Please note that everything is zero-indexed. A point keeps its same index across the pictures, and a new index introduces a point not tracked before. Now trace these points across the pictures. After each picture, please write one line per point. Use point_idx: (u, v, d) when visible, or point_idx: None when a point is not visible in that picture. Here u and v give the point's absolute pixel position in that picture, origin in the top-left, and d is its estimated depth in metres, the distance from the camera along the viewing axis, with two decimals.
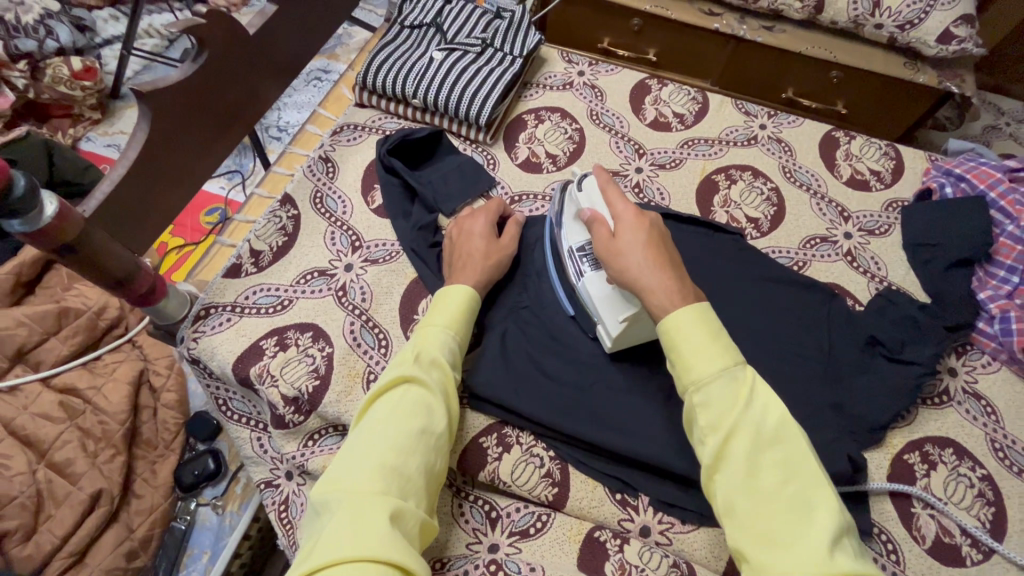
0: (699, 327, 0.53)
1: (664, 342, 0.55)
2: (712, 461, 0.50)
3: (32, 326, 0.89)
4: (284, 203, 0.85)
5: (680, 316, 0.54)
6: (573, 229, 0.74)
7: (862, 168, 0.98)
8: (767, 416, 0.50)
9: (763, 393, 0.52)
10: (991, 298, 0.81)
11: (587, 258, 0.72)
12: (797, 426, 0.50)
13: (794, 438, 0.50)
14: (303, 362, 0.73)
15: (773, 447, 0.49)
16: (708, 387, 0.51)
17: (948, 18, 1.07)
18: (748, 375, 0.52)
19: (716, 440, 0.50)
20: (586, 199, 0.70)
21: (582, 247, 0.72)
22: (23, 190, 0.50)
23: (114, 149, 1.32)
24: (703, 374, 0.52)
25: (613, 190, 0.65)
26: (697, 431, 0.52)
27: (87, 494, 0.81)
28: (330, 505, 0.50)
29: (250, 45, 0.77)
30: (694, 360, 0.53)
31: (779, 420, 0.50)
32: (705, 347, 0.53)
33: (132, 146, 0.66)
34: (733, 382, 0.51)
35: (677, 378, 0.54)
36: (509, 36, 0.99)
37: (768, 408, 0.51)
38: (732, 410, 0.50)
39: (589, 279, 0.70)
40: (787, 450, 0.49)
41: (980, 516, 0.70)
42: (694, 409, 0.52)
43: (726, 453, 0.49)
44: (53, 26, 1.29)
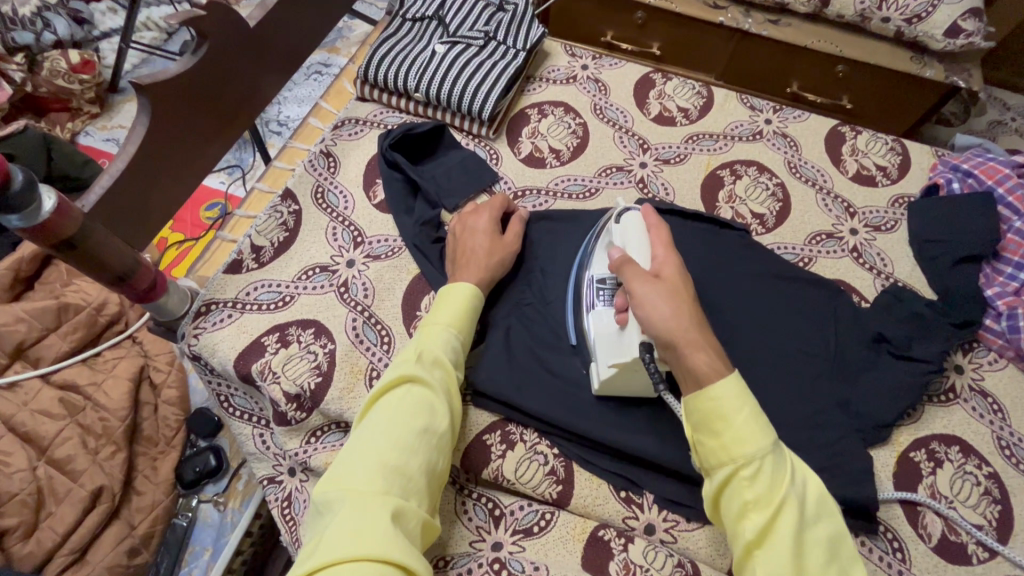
0: (743, 401, 0.52)
1: (702, 412, 0.53)
2: (756, 539, 0.48)
3: (32, 322, 0.89)
4: (285, 199, 0.85)
5: (724, 387, 0.52)
6: (599, 260, 0.73)
7: (868, 163, 0.97)
8: (806, 493, 0.50)
9: (799, 470, 0.51)
10: (998, 295, 0.80)
11: (604, 294, 0.70)
12: (831, 503, 0.51)
13: (830, 515, 0.50)
14: (304, 359, 0.72)
15: (813, 524, 0.49)
16: (759, 462, 0.49)
17: (956, 11, 1.06)
18: (786, 452, 0.51)
19: (764, 517, 0.48)
20: (620, 234, 0.69)
21: (603, 279, 0.71)
22: (21, 186, 0.49)
23: (113, 143, 1.31)
24: (753, 449, 0.50)
25: (661, 236, 0.66)
26: (734, 506, 0.50)
27: (88, 491, 0.80)
28: (332, 503, 0.49)
29: (251, 38, 0.76)
30: (743, 434, 0.51)
31: (815, 497, 0.51)
32: (751, 420, 0.51)
33: (132, 139, 0.65)
34: (780, 461, 0.50)
35: (714, 449, 0.52)
36: (512, 29, 0.98)
37: (806, 485, 0.51)
38: (781, 487, 0.49)
39: (595, 316, 0.69)
40: (824, 527, 0.49)
41: (987, 514, 0.70)
42: (734, 481, 0.50)
43: (772, 530, 0.48)
44: (50, 18, 1.28)
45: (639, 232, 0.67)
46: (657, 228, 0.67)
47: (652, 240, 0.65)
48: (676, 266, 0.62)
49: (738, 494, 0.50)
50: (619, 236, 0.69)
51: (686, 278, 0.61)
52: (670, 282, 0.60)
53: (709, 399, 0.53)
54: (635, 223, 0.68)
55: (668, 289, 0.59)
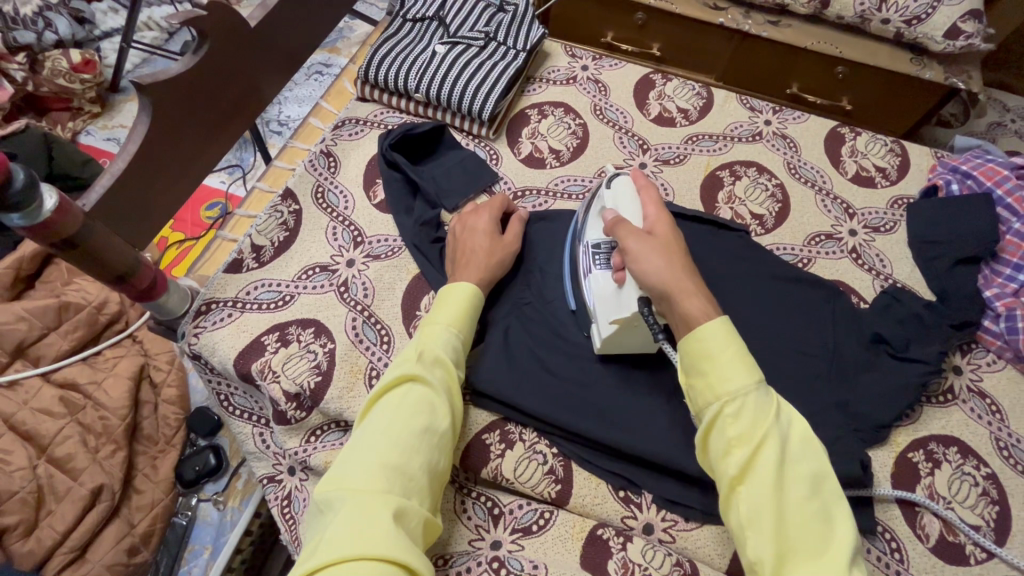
0: (729, 342, 0.52)
1: (690, 353, 0.54)
2: (738, 473, 0.48)
3: (32, 321, 0.89)
4: (285, 199, 0.85)
5: (710, 328, 0.53)
6: (593, 227, 0.73)
7: (868, 164, 0.97)
8: (792, 432, 0.50)
9: (785, 409, 0.52)
10: (998, 296, 0.80)
11: (600, 258, 0.70)
12: (818, 442, 0.51)
13: (816, 453, 0.50)
14: (304, 359, 0.72)
15: (797, 460, 0.49)
16: (742, 400, 0.50)
17: (956, 13, 1.06)
18: (772, 392, 0.52)
19: (746, 452, 0.49)
20: (612, 197, 0.70)
21: (597, 244, 0.71)
22: (23, 183, 0.49)
23: (114, 143, 1.31)
24: (737, 387, 0.50)
25: (651, 196, 0.67)
26: (718, 444, 0.51)
27: (88, 490, 0.81)
28: (333, 503, 0.49)
29: (252, 38, 0.76)
30: (727, 372, 0.51)
31: (800, 436, 0.50)
32: (737, 360, 0.52)
33: (133, 139, 0.65)
34: (765, 399, 0.50)
35: (702, 389, 0.53)
36: (512, 30, 0.99)
37: (791, 423, 0.51)
38: (764, 423, 0.49)
39: (593, 279, 0.70)
40: (808, 463, 0.49)
41: (985, 515, 0.70)
42: (719, 419, 0.51)
43: (754, 465, 0.48)
44: (52, 18, 1.28)
45: (630, 195, 0.68)
46: (647, 189, 0.68)
47: (644, 200, 0.66)
48: (668, 225, 0.63)
49: (723, 431, 0.50)
50: (612, 199, 0.70)
51: (677, 233, 0.63)
52: (661, 238, 0.62)
53: (696, 340, 0.53)
54: (626, 187, 0.69)
55: (659, 244, 0.61)
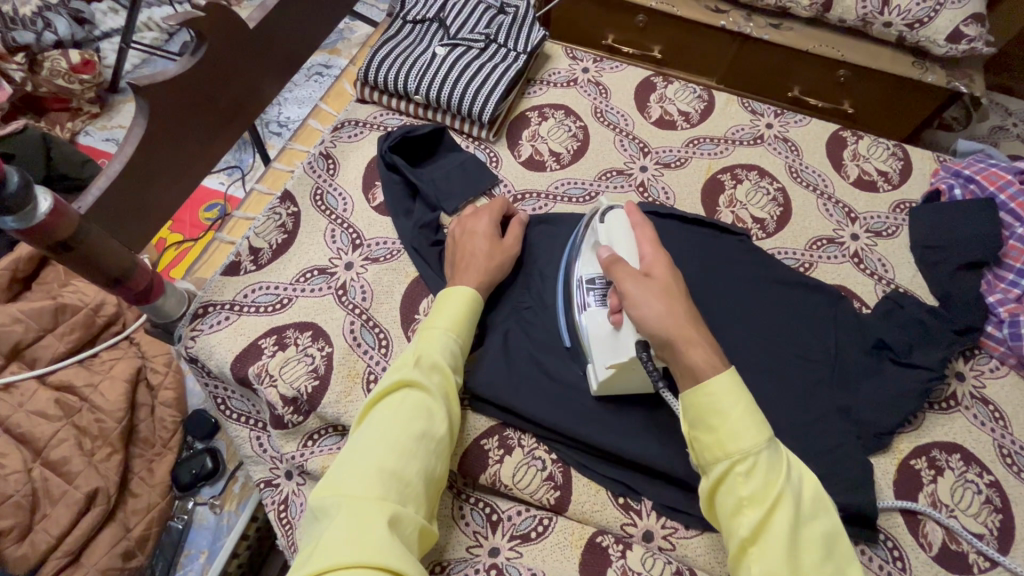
0: (737, 396, 0.52)
1: (697, 406, 0.53)
2: (751, 535, 0.48)
3: (28, 322, 0.88)
4: (284, 200, 0.84)
5: (717, 381, 0.52)
6: (586, 260, 0.72)
7: (870, 168, 0.96)
8: (804, 490, 0.50)
9: (796, 466, 0.51)
10: (1000, 302, 0.79)
11: (595, 293, 0.69)
12: (828, 501, 0.50)
13: (828, 513, 0.49)
14: (302, 362, 0.72)
15: (810, 521, 0.48)
16: (753, 457, 0.49)
17: (959, 16, 1.06)
18: (781, 448, 0.51)
19: (759, 513, 0.48)
20: (606, 232, 0.69)
21: (593, 279, 0.70)
22: (17, 187, 0.49)
23: (113, 143, 1.31)
24: (747, 444, 0.50)
25: (646, 233, 0.66)
26: (729, 502, 0.50)
27: (83, 493, 0.80)
28: (328, 509, 0.49)
29: (250, 38, 0.75)
30: (737, 429, 0.50)
31: (812, 494, 0.50)
32: (746, 415, 0.51)
33: (129, 141, 0.65)
34: (775, 456, 0.50)
35: (710, 444, 0.52)
36: (513, 32, 0.98)
37: (802, 482, 0.50)
38: (776, 482, 0.48)
39: (588, 315, 0.68)
40: (821, 524, 0.48)
41: (988, 524, 0.69)
42: (729, 477, 0.50)
43: (767, 526, 0.47)
44: (51, 18, 1.28)
45: (625, 231, 0.67)
46: (642, 225, 0.67)
47: (639, 238, 0.65)
48: (666, 265, 0.62)
49: (734, 490, 0.49)
50: (605, 234, 0.69)
51: (676, 274, 0.62)
52: (660, 281, 0.61)
53: (703, 393, 0.53)
54: (619, 222, 0.69)
55: (658, 287, 0.60)
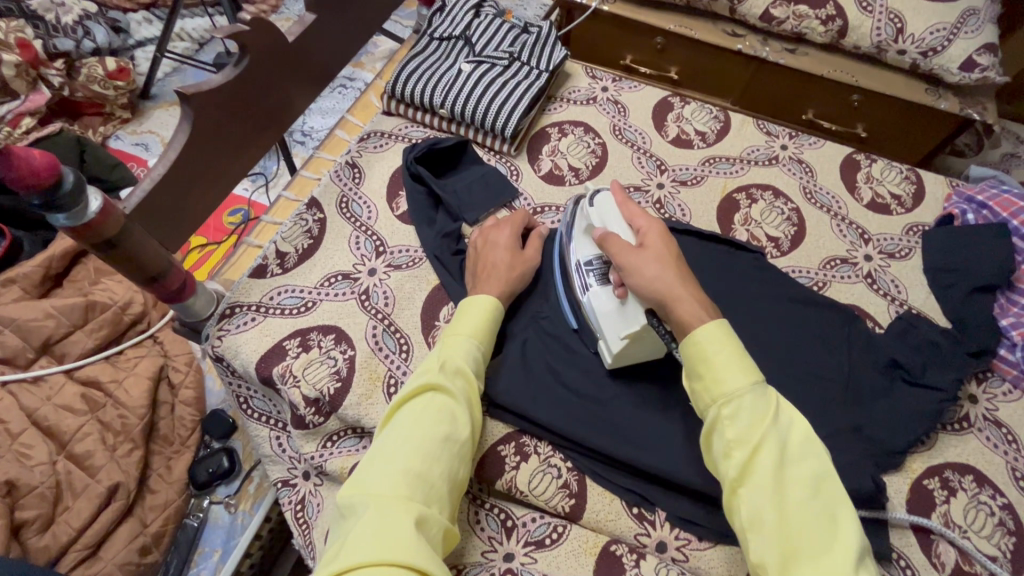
0: (725, 343, 0.53)
1: (688, 355, 0.55)
2: (737, 475, 0.49)
3: (60, 318, 0.91)
4: (311, 206, 0.87)
5: (706, 330, 0.54)
6: (581, 244, 0.75)
7: (883, 192, 0.98)
8: (791, 432, 0.51)
9: (786, 409, 0.52)
10: (1014, 325, 0.80)
11: (595, 274, 0.71)
12: (818, 442, 0.51)
13: (817, 454, 0.50)
14: (325, 364, 0.73)
15: (797, 462, 0.50)
16: (738, 400, 0.51)
17: (972, 46, 1.08)
18: (771, 392, 0.52)
19: (745, 454, 0.49)
20: (597, 215, 0.71)
21: (590, 261, 0.72)
22: (71, 188, 0.51)
23: (142, 148, 1.34)
24: (734, 388, 0.51)
25: (633, 209, 0.68)
26: (719, 446, 0.52)
27: (105, 487, 0.82)
28: (356, 508, 0.50)
29: (288, 52, 0.78)
30: (724, 375, 0.52)
31: (801, 436, 0.51)
32: (733, 360, 0.52)
33: (173, 146, 0.67)
34: (762, 399, 0.51)
35: (701, 392, 0.54)
36: (536, 50, 1.01)
37: (792, 424, 0.51)
38: (761, 424, 0.50)
39: (592, 295, 0.70)
40: (810, 464, 0.50)
41: (1001, 546, 0.69)
42: (718, 423, 0.52)
43: (753, 467, 0.49)
44: (91, 26, 1.32)
45: (613, 212, 0.69)
46: (627, 204, 0.69)
47: (629, 216, 0.68)
48: (659, 234, 0.64)
49: (722, 435, 0.51)
50: (596, 218, 0.71)
51: (670, 242, 0.64)
52: (654, 249, 0.63)
53: (695, 343, 0.54)
54: (607, 205, 0.71)
55: (656, 257, 0.62)
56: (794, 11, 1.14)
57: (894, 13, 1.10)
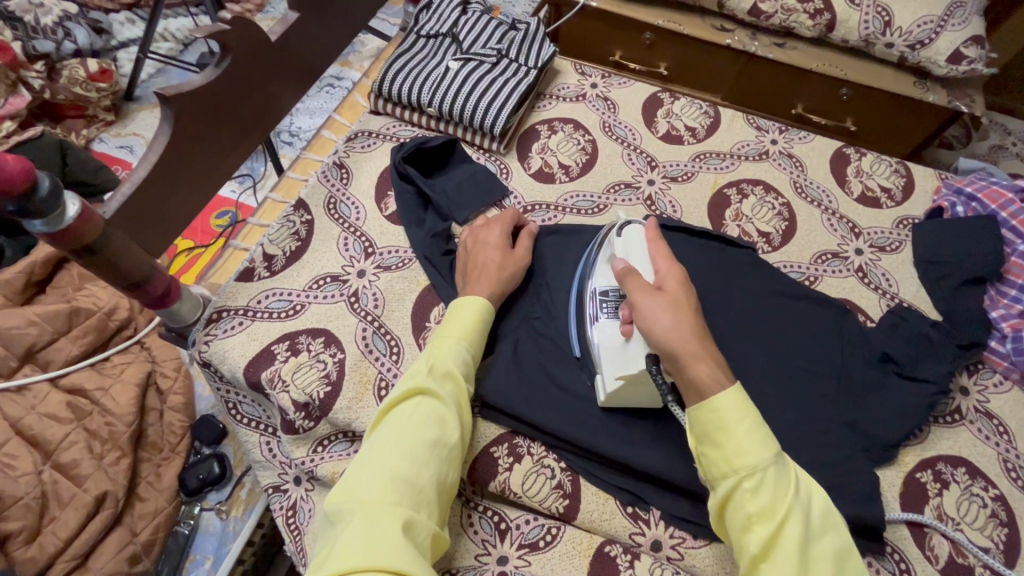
0: (743, 411, 0.53)
1: (706, 422, 0.54)
2: (761, 550, 0.48)
3: (43, 325, 0.90)
4: (298, 208, 0.85)
5: (725, 399, 0.53)
6: (602, 272, 0.73)
7: (873, 185, 0.98)
8: (812, 506, 0.51)
9: (803, 481, 0.52)
10: (1003, 317, 0.81)
11: (607, 305, 0.71)
12: (836, 515, 0.52)
13: (836, 529, 0.50)
14: (314, 368, 0.72)
15: (819, 537, 0.49)
16: (761, 473, 0.50)
17: (959, 38, 1.08)
18: (789, 463, 0.52)
19: (768, 529, 0.49)
20: (623, 247, 0.70)
21: (607, 291, 0.71)
22: (47, 191, 0.50)
23: (127, 150, 1.33)
24: (756, 460, 0.51)
25: (660, 248, 0.67)
26: (738, 517, 0.51)
27: (92, 497, 0.81)
28: (343, 514, 0.49)
29: (272, 52, 0.77)
30: (746, 445, 0.51)
31: (821, 509, 0.51)
32: (752, 429, 0.52)
33: (154, 148, 0.66)
34: (783, 472, 0.51)
35: (718, 459, 0.53)
36: (524, 47, 1.00)
37: (811, 498, 0.51)
38: (784, 499, 0.49)
39: (600, 328, 0.69)
40: (831, 540, 0.50)
41: (994, 537, 0.70)
42: (738, 494, 0.51)
43: (777, 544, 0.48)
44: (71, 28, 1.30)
45: (640, 246, 0.68)
46: (657, 242, 0.68)
47: (654, 255, 0.66)
48: (678, 280, 0.63)
49: (743, 505, 0.50)
50: (621, 248, 0.70)
51: (688, 290, 0.62)
52: (671, 293, 0.62)
53: (714, 410, 0.53)
54: (636, 238, 0.70)
55: (670, 301, 0.60)
56: (782, 5, 1.14)
57: (881, 7, 1.10)
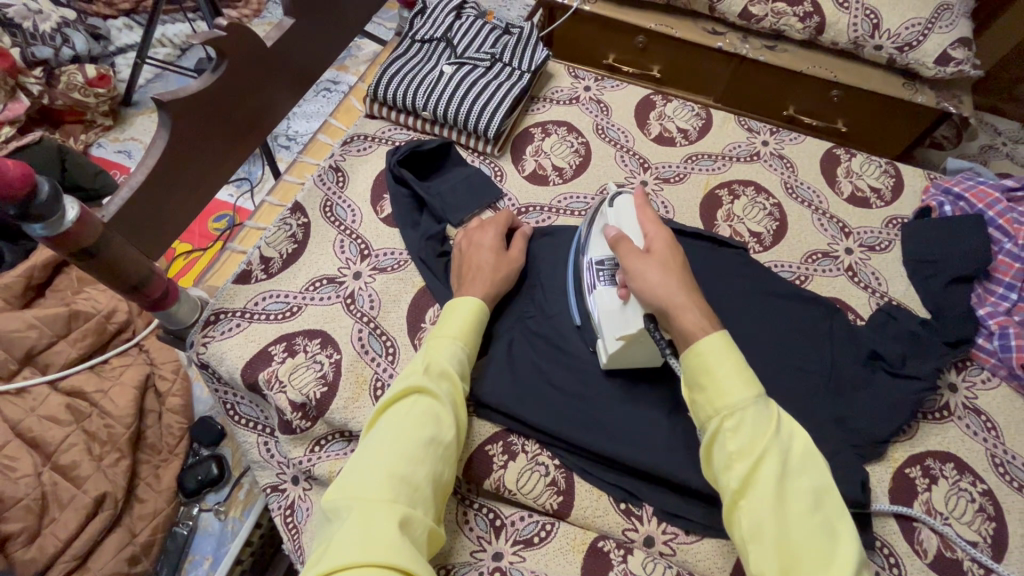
0: (726, 356, 0.54)
1: (691, 367, 0.55)
2: (739, 487, 0.50)
3: (42, 328, 0.91)
4: (295, 211, 0.87)
5: (709, 343, 0.55)
6: (597, 243, 0.75)
7: (863, 185, 0.99)
8: (793, 445, 0.52)
9: (787, 422, 0.53)
10: (990, 315, 0.82)
11: (605, 274, 0.72)
12: (818, 454, 0.52)
13: (818, 467, 0.51)
14: (311, 369, 0.73)
15: (799, 475, 0.51)
16: (741, 414, 0.52)
17: (946, 40, 1.10)
18: (773, 404, 0.53)
19: (747, 466, 0.50)
20: (614, 216, 0.71)
21: (603, 260, 0.73)
22: (47, 195, 0.51)
23: (125, 155, 1.34)
24: (737, 401, 0.52)
25: (648, 213, 0.68)
26: (720, 457, 0.52)
27: (91, 498, 0.81)
28: (340, 511, 0.50)
29: (267, 57, 0.78)
30: (727, 387, 0.53)
31: (802, 449, 0.52)
32: (734, 372, 0.53)
33: (152, 153, 0.67)
34: (765, 413, 0.52)
35: (703, 404, 0.54)
36: (518, 51, 1.01)
37: (793, 438, 0.52)
38: (763, 438, 0.51)
39: (598, 295, 0.71)
40: (809, 478, 0.51)
41: (981, 531, 0.71)
42: (720, 434, 0.53)
43: (755, 481, 0.50)
44: (69, 34, 1.31)
45: (629, 213, 0.69)
46: (645, 208, 0.69)
47: (642, 220, 0.67)
48: (667, 241, 0.64)
49: (724, 445, 0.52)
50: (614, 218, 0.71)
51: (677, 251, 0.64)
52: (659, 255, 0.63)
53: (697, 354, 0.55)
54: (626, 206, 0.70)
55: (659, 262, 0.62)
56: (773, 8, 1.16)
57: (870, 10, 1.12)
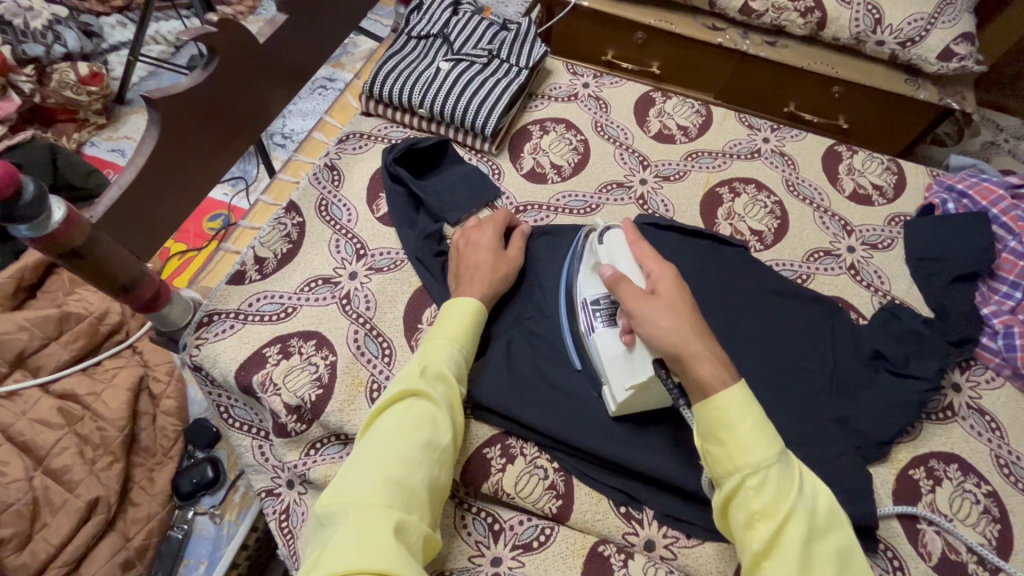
0: (748, 410, 0.53)
1: (709, 420, 0.53)
2: (763, 549, 0.49)
3: (34, 330, 0.89)
4: (290, 211, 0.85)
5: (730, 397, 0.53)
6: (590, 281, 0.73)
7: (865, 182, 0.98)
8: (816, 505, 0.51)
9: (807, 479, 0.52)
10: (994, 314, 0.81)
11: (602, 314, 0.70)
12: (838, 511, 0.52)
13: (840, 526, 0.51)
14: (306, 371, 0.72)
15: (823, 535, 0.50)
16: (764, 472, 0.50)
17: (948, 36, 1.09)
18: (794, 461, 0.52)
19: (771, 526, 0.49)
20: (606, 253, 0.69)
21: (598, 299, 0.71)
22: (31, 197, 0.50)
23: (118, 154, 1.32)
24: (759, 458, 0.51)
25: (644, 249, 0.66)
26: (741, 516, 0.51)
27: (84, 502, 0.80)
28: (335, 516, 0.49)
29: (260, 54, 0.77)
30: (750, 443, 0.51)
31: (825, 508, 0.51)
32: (756, 428, 0.52)
33: (142, 152, 0.66)
34: (787, 471, 0.51)
35: (721, 458, 0.53)
36: (516, 47, 1.00)
37: (815, 496, 0.51)
38: (788, 498, 0.50)
39: (598, 337, 0.68)
40: (833, 538, 0.50)
41: (986, 534, 0.70)
42: (741, 491, 0.51)
43: (780, 542, 0.49)
44: (61, 32, 1.30)
45: (623, 249, 0.67)
46: (639, 243, 0.67)
47: (640, 257, 0.65)
48: (671, 281, 0.62)
49: (745, 503, 0.51)
50: (606, 254, 0.69)
51: (683, 290, 0.62)
52: (667, 295, 0.60)
53: (717, 407, 0.53)
54: (617, 242, 0.69)
55: (669, 305, 0.59)
56: (773, 4, 1.14)
57: (872, 5, 1.10)
